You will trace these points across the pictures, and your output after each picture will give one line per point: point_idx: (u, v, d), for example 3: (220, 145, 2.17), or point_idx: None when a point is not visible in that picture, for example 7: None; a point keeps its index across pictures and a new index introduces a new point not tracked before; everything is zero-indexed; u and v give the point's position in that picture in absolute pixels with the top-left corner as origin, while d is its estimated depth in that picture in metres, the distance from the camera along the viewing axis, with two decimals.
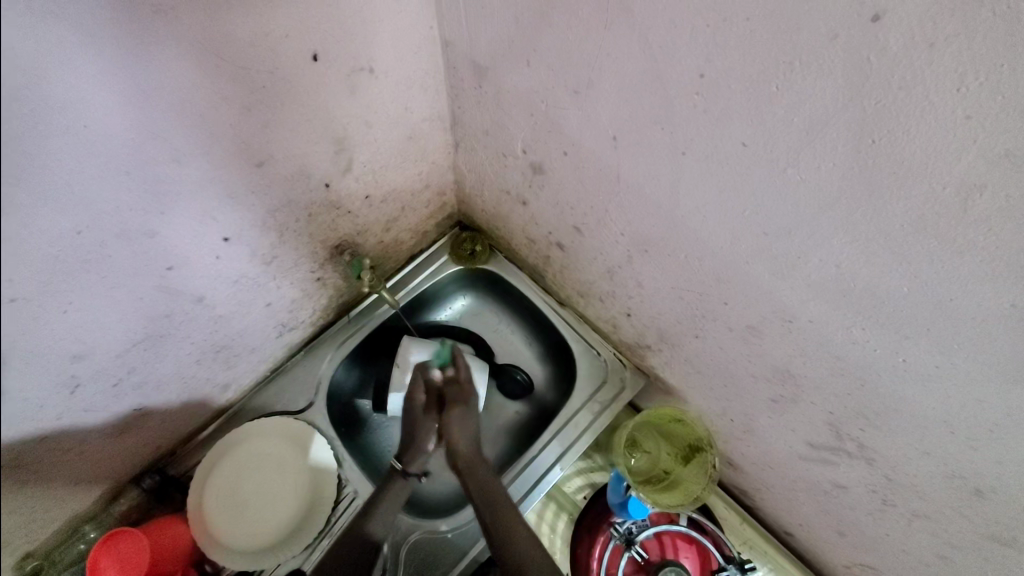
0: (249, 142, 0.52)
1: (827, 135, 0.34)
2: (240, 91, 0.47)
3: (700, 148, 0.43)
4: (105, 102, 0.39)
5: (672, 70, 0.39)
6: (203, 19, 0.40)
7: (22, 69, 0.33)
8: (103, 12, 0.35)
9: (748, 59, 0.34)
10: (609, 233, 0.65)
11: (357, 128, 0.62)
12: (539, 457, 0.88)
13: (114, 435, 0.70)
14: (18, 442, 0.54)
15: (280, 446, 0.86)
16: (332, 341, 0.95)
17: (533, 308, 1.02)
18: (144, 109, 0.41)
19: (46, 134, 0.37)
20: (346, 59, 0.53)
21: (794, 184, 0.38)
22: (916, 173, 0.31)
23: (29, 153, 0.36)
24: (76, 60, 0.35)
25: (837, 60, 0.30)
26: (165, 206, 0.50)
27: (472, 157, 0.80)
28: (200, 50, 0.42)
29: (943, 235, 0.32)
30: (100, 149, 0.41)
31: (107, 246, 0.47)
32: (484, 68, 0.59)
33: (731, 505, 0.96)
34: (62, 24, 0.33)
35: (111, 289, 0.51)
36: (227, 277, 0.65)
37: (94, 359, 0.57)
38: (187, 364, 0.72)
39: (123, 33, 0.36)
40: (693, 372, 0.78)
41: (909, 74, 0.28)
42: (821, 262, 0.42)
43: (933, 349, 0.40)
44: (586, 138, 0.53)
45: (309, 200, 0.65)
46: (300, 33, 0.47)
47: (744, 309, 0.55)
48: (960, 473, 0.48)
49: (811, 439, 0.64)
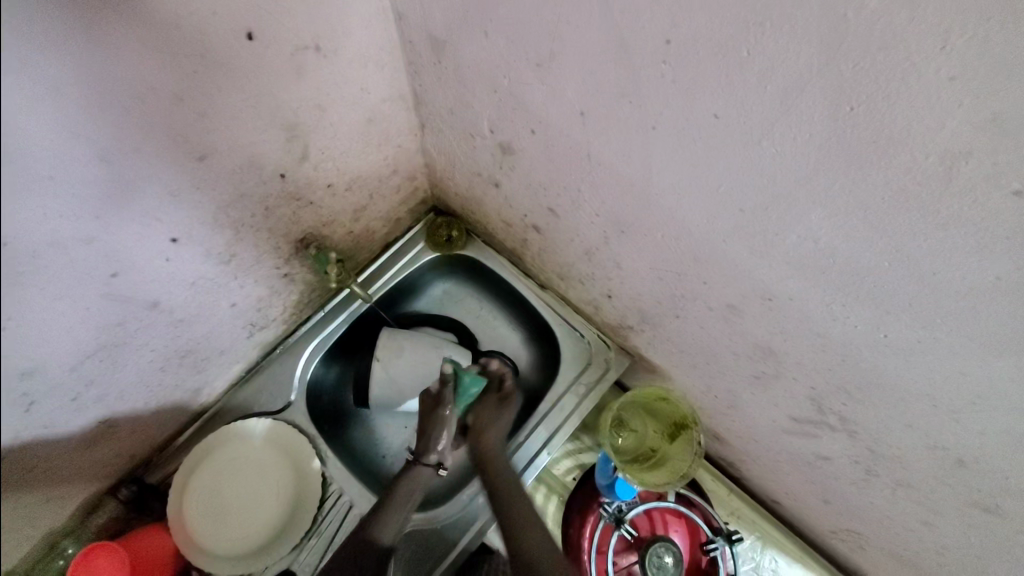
0: (187, 134, 0.48)
1: (802, 103, 0.31)
2: (169, 79, 0.43)
3: (670, 122, 0.40)
4: (23, 104, 0.34)
5: (636, 39, 0.36)
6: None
7: None
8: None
9: (717, 22, 0.31)
10: (584, 214, 0.63)
11: (309, 114, 0.58)
12: (526, 443, 0.87)
13: (80, 449, 0.67)
14: None
15: (261, 449, 0.84)
16: (308, 338, 0.91)
17: (514, 293, 1.00)
18: (66, 106, 0.37)
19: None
20: (288, 37, 0.49)
21: (770, 158, 0.36)
22: (896, 142, 0.29)
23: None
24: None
25: (811, 18, 0.27)
26: (99, 211, 0.45)
27: (440, 139, 0.76)
28: (112, 35, 0.37)
29: (927, 208, 0.30)
30: (26, 156, 0.37)
31: (42, 255, 0.43)
32: (442, 42, 0.54)
33: (718, 477, 0.97)
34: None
35: (56, 301, 0.47)
36: (182, 280, 0.61)
37: (47, 375, 0.53)
38: (150, 371, 0.68)
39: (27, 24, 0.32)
40: (676, 351, 0.76)
41: (891, 31, 0.25)
42: (799, 238, 0.40)
43: (915, 324, 0.39)
44: (553, 114, 0.50)
45: (263, 193, 0.61)
46: (231, 10, 0.43)
47: (724, 288, 0.53)
48: (942, 444, 0.48)
49: (793, 414, 0.64)
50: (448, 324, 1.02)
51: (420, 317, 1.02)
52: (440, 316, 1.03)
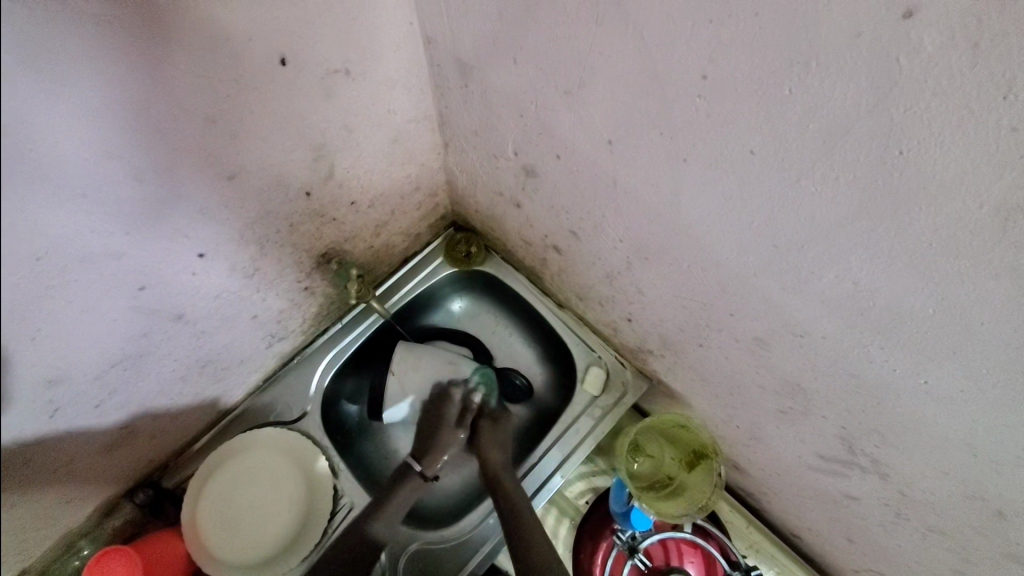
0: (218, 155, 0.48)
1: (846, 143, 0.30)
2: (205, 101, 0.43)
3: (703, 156, 0.39)
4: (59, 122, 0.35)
5: (671, 72, 0.35)
6: (152, 20, 0.36)
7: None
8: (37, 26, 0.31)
9: (758, 60, 0.30)
10: (608, 239, 0.62)
11: (336, 133, 0.58)
12: (540, 464, 0.86)
13: (101, 454, 0.68)
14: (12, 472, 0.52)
15: (276, 457, 0.84)
16: (325, 349, 0.92)
17: (531, 310, 0.99)
18: (104, 125, 0.38)
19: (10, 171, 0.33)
20: (320, 61, 0.50)
21: (809, 197, 0.35)
22: (948, 189, 0.27)
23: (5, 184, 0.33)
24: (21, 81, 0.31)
25: (860, 62, 0.26)
26: (131, 226, 0.46)
27: (463, 158, 0.76)
28: (148, 57, 0.38)
29: (978, 257, 0.29)
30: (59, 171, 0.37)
31: (71, 271, 0.44)
32: (470, 66, 0.54)
33: (737, 508, 0.94)
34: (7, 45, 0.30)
35: (84, 313, 0.48)
36: (208, 292, 0.62)
37: (72, 383, 0.54)
38: (172, 379, 0.69)
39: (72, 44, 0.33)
40: (698, 379, 0.75)
41: (947, 78, 0.24)
42: (836, 278, 0.38)
43: (957, 372, 0.37)
44: (580, 141, 0.49)
45: (288, 210, 0.62)
46: (266, 35, 0.44)
47: (751, 322, 0.52)
48: (981, 495, 0.45)
49: (820, 451, 0.61)
50: (464, 338, 0.99)
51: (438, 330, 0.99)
52: (457, 331, 1.00)
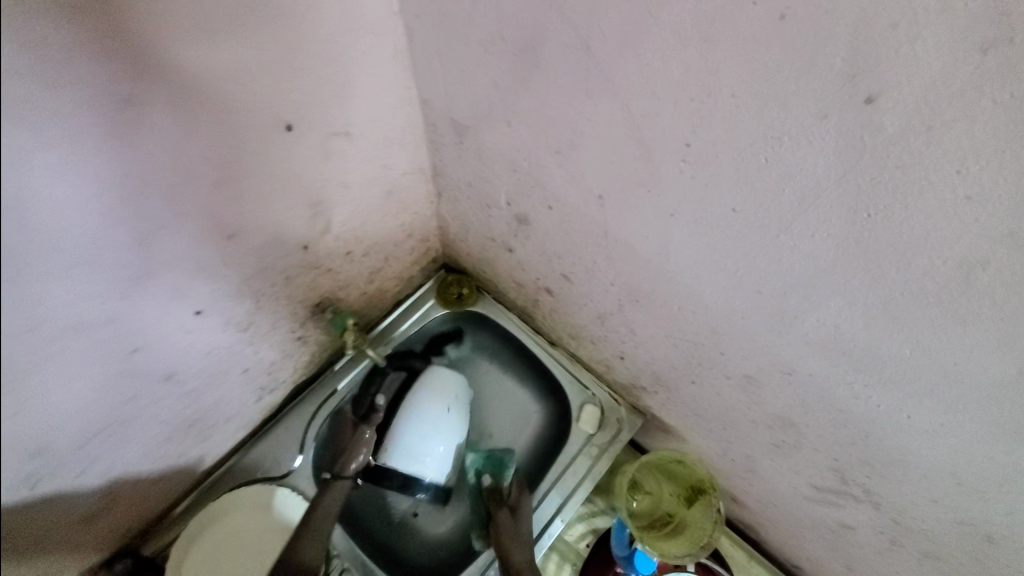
0: (223, 218, 0.50)
1: (820, 206, 0.33)
2: (213, 167, 0.45)
3: (689, 212, 0.42)
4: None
5: (658, 140, 0.38)
6: (176, 84, 0.38)
7: None
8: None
9: (737, 131, 0.33)
10: (599, 283, 0.64)
11: (334, 190, 0.60)
12: (540, 508, 0.85)
13: (75, 525, 0.63)
14: None
15: (260, 518, 0.77)
16: (315, 399, 0.90)
17: (524, 349, 1.00)
18: (73, 166, 0.35)
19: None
20: (321, 125, 0.52)
21: (789, 250, 0.37)
22: (915, 247, 0.30)
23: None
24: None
25: (829, 138, 0.29)
26: (134, 291, 0.45)
27: (455, 206, 0.78)
28: (172, 115, 0.39)
29: (946, 305, 0.31)
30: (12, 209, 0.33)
31: (70, 339, 0.42)
32: (464, 125, 0.57)
33: (736, 540, 0.93)
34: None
35: (76, 381, 0.46)
36: (196, 352, 0.60)
37: (52, 455, 0.50)
38: (159, 442, 0.65)
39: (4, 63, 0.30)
40: (691, 415, 0.76)
41: (907, 154, 0.27)
42: (819, 322, 0.41)
43: (937, 408, 0.39)
44: (571, 195, 0.52)
45: (286, 264, 0.63)
46: (274, 105, 0.46)
47: (741, 360, 0.54)
48: (970, 521, 0.47)
49: (814, 482, 0.63)
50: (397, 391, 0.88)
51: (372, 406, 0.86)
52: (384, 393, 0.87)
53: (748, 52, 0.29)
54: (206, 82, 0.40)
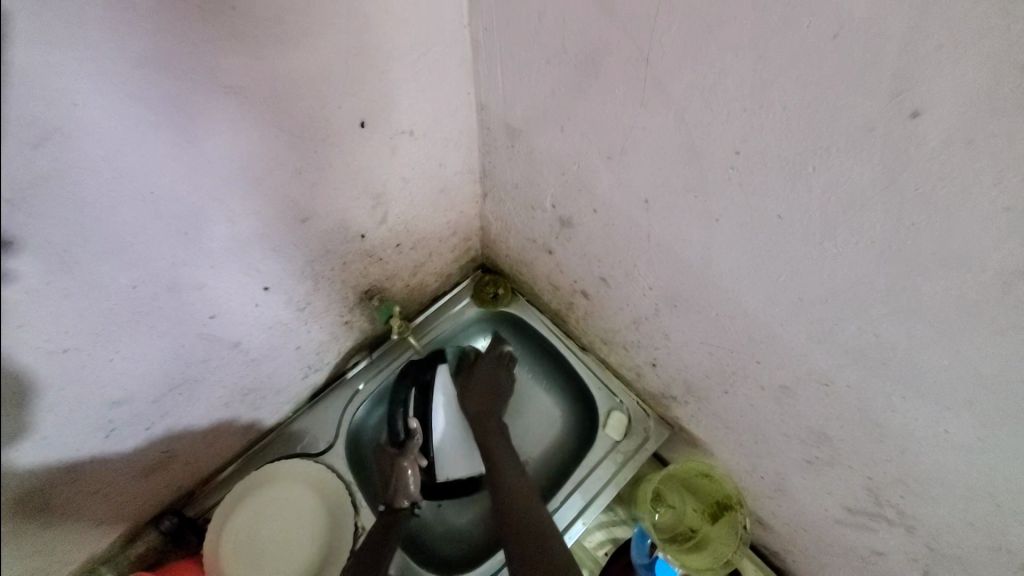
0: (297, 201, 0.55)
1: (864, 214, 0.35)
2: (295, 155, 0.50)
3: (734, 217, 0.44)
4: (127, 140, 0.37)
5: (707, 148, 0.41)
6: (273, 80, 0.43)
7: (97, 137, 0.36)
8: (124, 50, 0.34)
9: (786, 141, 0.35)
10: (637, 286, 0.66)
11: (393, 184, 0.65)
12: (561, 509, 0.86)
13: (136, 479, 0.68)
14: (50, 477, 0.52)
15: (299, 491, 0.83)
16: (353, 383, 0.94)
17: (554, 353, 1.02)
18: (186, 149, 0.41)
19: (55, 182, 0.35)
20: (389, 123, 0.57)
21: (831, 257, 0.39)
22: (956, 256, 0.31)
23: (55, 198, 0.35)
24: (50, 80, 0.32)
25: (874, 149, 0.31)
26: (214, 261, 0.52)
27: (500, 208, 0.82)
28: (268, 108, 0.45)
29: (986, 315, 0.33)
30: (137, 183, 0.40)
31: (158, 298, 0.48)
32: (518, 130, 0.61)
33: (761, 565, 0.90)
34: (60, 51, 0.31)
35: (158, 337, 0.52)
36: (262, 324, 0.66)
37: (132, 404, 0.56)
38: (216, 407, 0.71)
39: (142, 61, 0.35)
40: (720, 426, 0.77)
41: (948, 167, 0.29)
42: (859, 330, 0.42)
43: (974, 422, 0.40)
44: (618, 199, 0.55)
45: (344, 250, 0.68)
46: (351, 103, 0.51)
47: (777, 369, 0.55)
48: (1006, 548, 0.46)
49: (847, 503, 0.62)
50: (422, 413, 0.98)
51: (408, 431, 0.95)
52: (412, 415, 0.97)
53: (801, 67, 0.31)
54: (297, 80, 0.45)
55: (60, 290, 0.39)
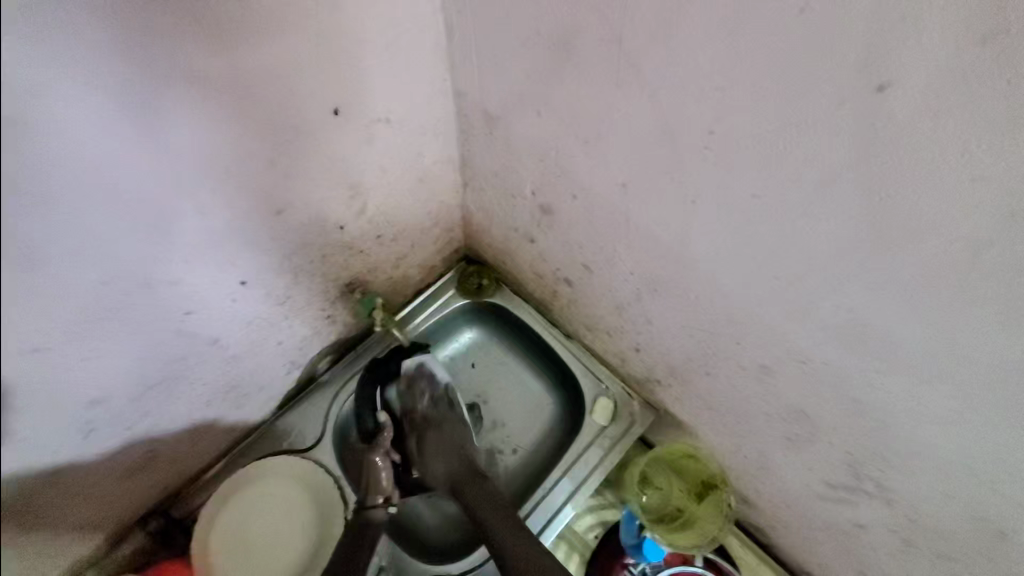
0: (271, 192, 0.54)
1: (837, 190, 0.35)
2: (267, 144, 0.49)
3: (711, 198, 0.44)
4: (85, 129, 0.36)
5: (682, 128, 0.41)
6: (237, 66, 0.42)
7: (54, 127, 0.34)
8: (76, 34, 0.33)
9: (760, 120, 0.36)
10: (619, 271, 0.66)
11: (371, 174, 0.64)
12: (551, 495, 0.87)
13: (118, 481, 0.66)
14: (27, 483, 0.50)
15: (286, 486, 0.81)
16: (340, 376, 0.94)
17: (540, 341, 1.02)
18: (155, 140, 0.40)
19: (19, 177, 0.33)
20: (363, 111, 0.56)
21: (806, 235, 0.40)
22: (926, 229, 0.32)
23: (26, 192, 0.34)
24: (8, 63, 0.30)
25: (844, 124, 0.32)
26: (189, 254, 0.50)
27: (481, 197, 0.81)
28: (234, 96, 0.43)
29: (955, 287, 0.33)
30: (103, 173, 0.38)
31: (132, 295, 0.47)
32: (496, 116, 0.61)
33: (746, 543, 0.91)
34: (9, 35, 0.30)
35: (133, 335, 0.51)
36: (242, 319, 0.65)
37: (111, 405, 0.55)
38: (198, 406, 0.69)
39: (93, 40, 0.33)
40: (704, 408, 0.78)
41: (917, 138, 0.29)
42: (835, 307, 0.43)
43: (946, 391, 0.41)
44: (596, 183, 0.55)
45: (324, 242, 0.67)
46: (324, 91, 0.50)
47: (757, 349, 0.56)
48: (979, 513, 0.48)
49: (828, 478, 0.63)
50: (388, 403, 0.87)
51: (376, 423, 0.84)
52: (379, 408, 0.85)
53: (771, 42, 0.31)
54: (264, 65, 0.44)
55: (30, 289, 0.38)
